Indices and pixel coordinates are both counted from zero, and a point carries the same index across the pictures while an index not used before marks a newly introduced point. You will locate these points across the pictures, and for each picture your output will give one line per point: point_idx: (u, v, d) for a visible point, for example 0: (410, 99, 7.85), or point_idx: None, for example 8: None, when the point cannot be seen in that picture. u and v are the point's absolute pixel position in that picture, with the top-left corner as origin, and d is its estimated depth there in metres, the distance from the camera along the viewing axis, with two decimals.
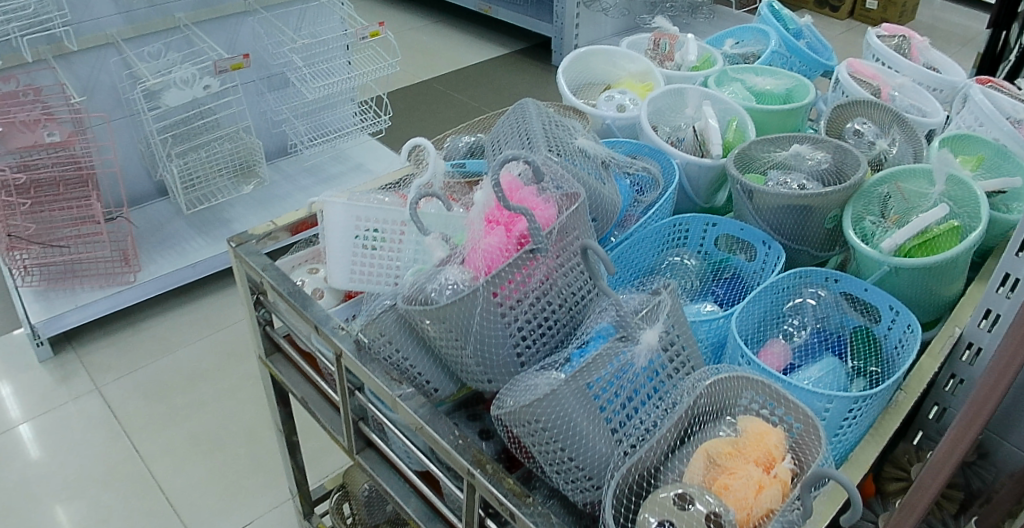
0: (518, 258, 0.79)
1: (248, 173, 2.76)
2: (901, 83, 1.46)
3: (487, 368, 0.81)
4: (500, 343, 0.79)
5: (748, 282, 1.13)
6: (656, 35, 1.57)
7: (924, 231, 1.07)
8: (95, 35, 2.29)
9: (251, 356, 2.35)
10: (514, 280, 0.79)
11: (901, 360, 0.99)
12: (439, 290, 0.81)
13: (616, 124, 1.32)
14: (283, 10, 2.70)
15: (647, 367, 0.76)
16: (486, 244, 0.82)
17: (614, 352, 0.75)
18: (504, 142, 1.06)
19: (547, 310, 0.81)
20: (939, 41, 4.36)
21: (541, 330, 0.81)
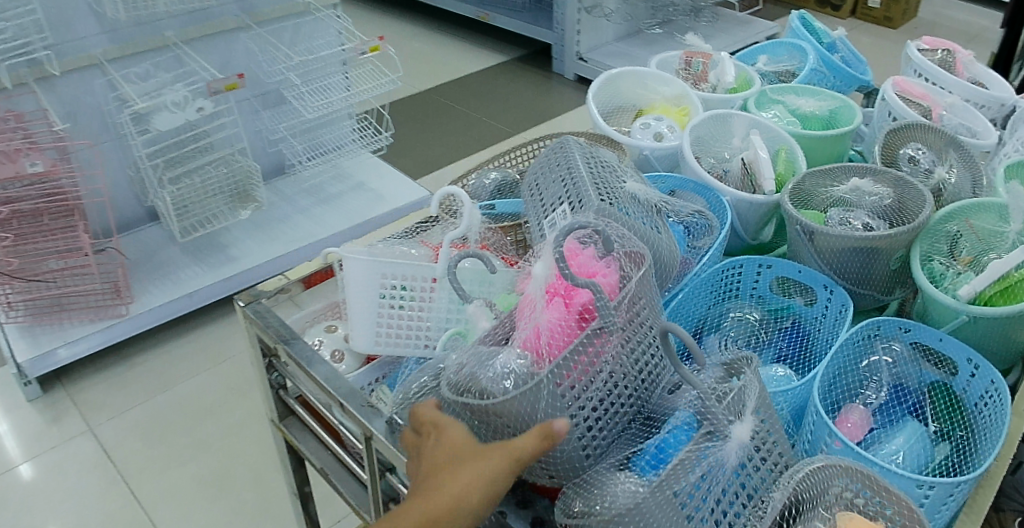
0: (585, 338, 0.71)
1: (246, 198, 2.60)
2: (951, 102, 1.36)
3: (549, 462, 0.72)
4: (567, 437, 0.70)
5: (807, 330, 1.03)
6: (688, 54, 1.48)
7: (1005, 277, 0.95)
8: (80, 57, 2.16)
9: (254, 389, 2.16)
10: (581, 363, 0.70)
11: (991, 420, 0.87)
12: (493, 377, 0.72)
13: (655, 155, 1.23)
14: (278, 26, 2.54)
15: (737, 467, 0.66)
16: (547, 320, 0.74)
17: (699, 450, 0.65)
18: (547, 190, 0.96)
19: (618, 394, 0.73)
20: (948, 38, 4.22)
21: (614, 416, 0.73)
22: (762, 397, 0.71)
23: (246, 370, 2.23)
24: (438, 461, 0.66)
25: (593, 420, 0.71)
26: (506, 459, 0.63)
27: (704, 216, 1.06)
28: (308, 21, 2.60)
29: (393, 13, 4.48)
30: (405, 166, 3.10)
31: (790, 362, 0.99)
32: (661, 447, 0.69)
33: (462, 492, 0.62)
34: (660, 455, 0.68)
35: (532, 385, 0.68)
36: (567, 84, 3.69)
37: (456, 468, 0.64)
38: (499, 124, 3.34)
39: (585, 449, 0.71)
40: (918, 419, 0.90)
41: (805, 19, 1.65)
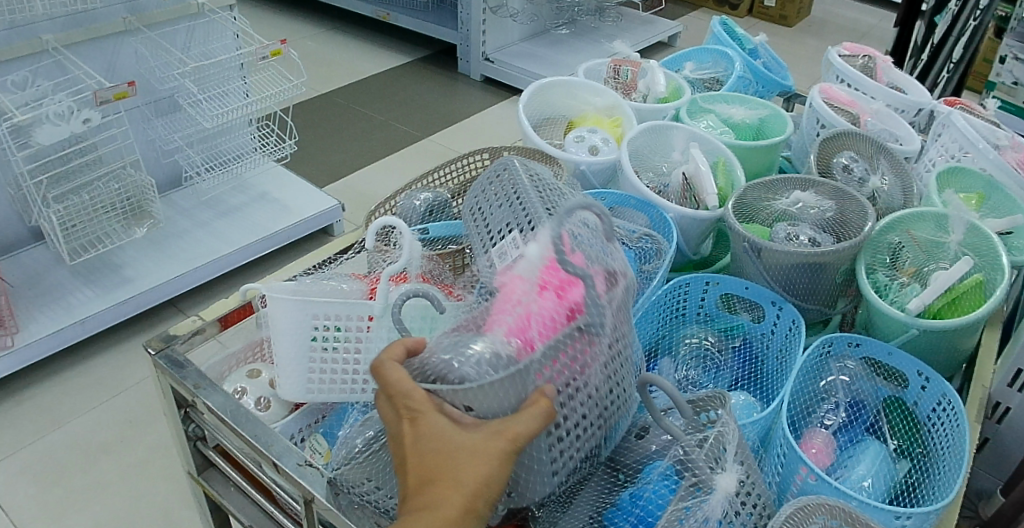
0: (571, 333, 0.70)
1: (140, 215, 2.36)
2: (877, 109, 1.39)
3: (519, 481, 0.70)
4: (541, 468, 0.70)
5: (757, 348, 1.00)
6: (616, 62, 1.45)
7: (951, 289, 0.98)
8: None
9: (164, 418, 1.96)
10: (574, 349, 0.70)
11: (947, 432, 0.86)
12: (465, 367, 0.68)
13: (591, 169, 1.18)
14: (170, 28, 2.34)
15: (725, 520, 0.66)
16: (539, 311, 0.70)
17: (683, 503, 0.67)
18: (477, 203, 0.88)
19: (597, 393, 0.72)
20: (837, 35, 4.39)
21: (592, 435, 0.73)
22: (740, 441, 0.72)
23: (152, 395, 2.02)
24: (431, 467, 0.63)
25: (571, 427, 0.71)
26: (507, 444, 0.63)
27: (653, 240, 1.03)
28: (203, 23, 2.41)
29: (291, 14, 4.26)
30: (311, 174, 2.92)
31: (745, 385, 0.97)
32: (646, 501, 0.72)
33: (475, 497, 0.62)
34: (646, 513, 0.72)
35: (518, 372, 0.67)
36: (475, 84, 3.59)
37: (455, 469, 0.62)
38: (409, 127, 3.22)
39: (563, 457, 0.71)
40: (877, 438, 0.89)
41: (727, 25, 1.65)
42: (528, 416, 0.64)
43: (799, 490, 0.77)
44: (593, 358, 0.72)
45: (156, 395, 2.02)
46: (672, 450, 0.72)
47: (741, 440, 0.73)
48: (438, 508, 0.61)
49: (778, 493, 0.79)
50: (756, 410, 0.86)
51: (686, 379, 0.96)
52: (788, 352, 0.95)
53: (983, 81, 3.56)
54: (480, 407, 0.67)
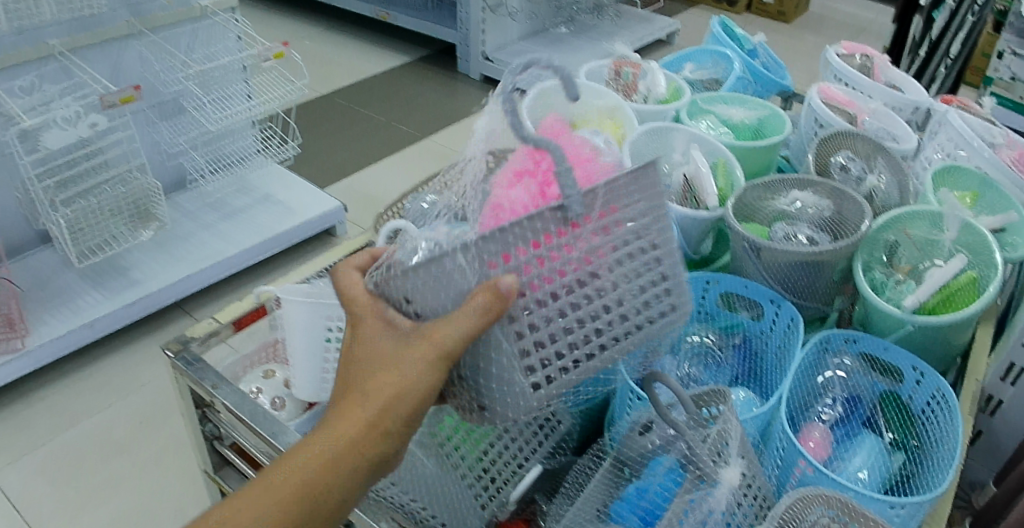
0: (541, 223, 0.67)
1: (147, 217, 2.39)
2: (875, 108, 1.41)
3: (494, 387, 0.69)
4: (510, 366, 0.68)
5: (756, 345, 1.03)
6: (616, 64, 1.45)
7: (946, 286, 1.01)
8: None
9: (174, 417, 1.99)
10: (551, 243, 0.67)
11: (941, 425, 0.89)
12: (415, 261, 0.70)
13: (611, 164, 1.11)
14: (174, 31, 2.35)
15: (728, 513, 0.69)
16: (509, 195, 0.77)
17: (688, 496, 0.70)
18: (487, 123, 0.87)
19: (581, 293, 0.69)
20: (835, 30, 4.40)
21: (575, 335, 0.69)
22: (742, 435, 0.74)
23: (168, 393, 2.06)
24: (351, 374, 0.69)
25: (546, 329, 0.68)
26: (428, 353, 0.65)
27: None
28: (206, 26, 2.42)
29: (292, 14, 4.28)
30: (314, 175, 2.94)
31: (745, 382, 1.00)
32: (652, 497, 0.74)
33: (381, 412, 0.67)
34: (653, 506, 0.74)
35: (459, 257, 0.66)
36: (474, 84, 3.61)
37: (377, 375, 0.67)
38: (410, 127, 3.24)
39: (540, 360, 0.69)
40: (873, 431, 0.92)
41: (726, 25, 1.67)
42: (454, 321, 0.64)
43: (799, 482, 0.80)
44: (578, 257, 0.68)
45: (174, 394, 2.05)
46: (676, 445, 0.74)
47: (743, 435, 0.75)
48: (351, 413, 0.68)
49: (779, 486, 0.82)
50: (756, 405, 0.89)
51: (688, 376, 0.98)
52: (787, 348, 0.98)
53: (980, 76, 3.59)
54: (424, 307, 0.68)
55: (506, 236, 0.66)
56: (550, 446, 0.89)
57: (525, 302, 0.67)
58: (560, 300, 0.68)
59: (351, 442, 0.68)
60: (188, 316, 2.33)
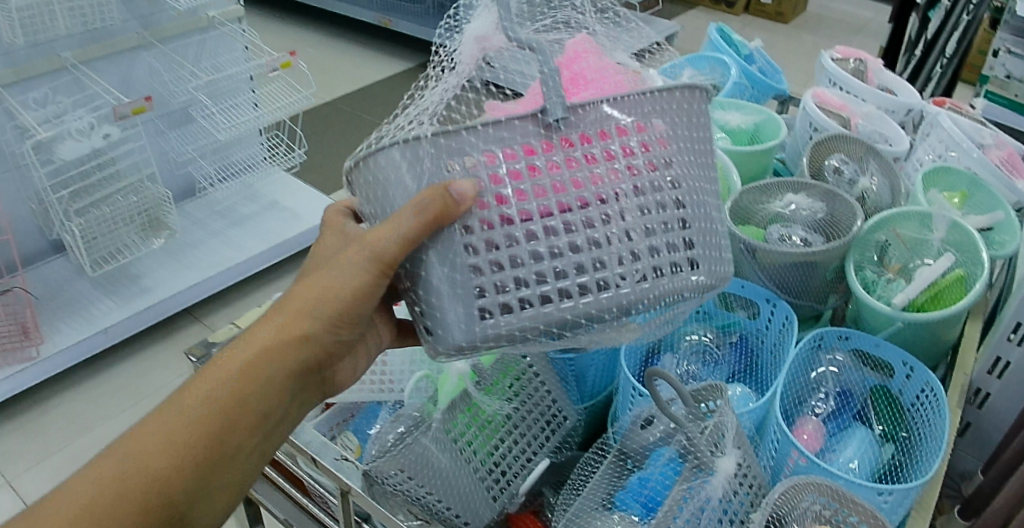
0: (527, 130, 0.62)
1: (158, 226, 2.43)
2: (868, 111, 1.45)
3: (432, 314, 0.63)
4: (458, 284, 0.62)
5: (752, 343, 1.08)
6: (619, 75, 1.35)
7: (933, 284, 1.06)
8: None
9: None
10: (537, 155, 0.62)
11: (928, 417, 0.94)
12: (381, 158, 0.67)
13: None
14: (182, 42, 2.38)
15: (724, 500, 0.74)
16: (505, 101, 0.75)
17: (687, 485, 0.75)
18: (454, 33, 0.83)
19: (560, 218, 0.62)
20: (833, 30, 4.44)
21: (544, 266, 0.61)
22: (738, 427, 0.79)
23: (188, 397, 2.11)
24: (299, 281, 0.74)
25: (511, 251, 0.62)
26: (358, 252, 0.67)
27: None
28: (213, 37, 2.46)
29: (295, 23, 4.32)
30: (320, 181, 2.99)
31: (741, 378, 1.04)
32: (652, 487, 0.79)
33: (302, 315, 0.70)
34: (653, 494, 0.78)
35: (416, 152, 0.62)
36: None
37: (305, 281, 0.71)
38: None
39: (494, 284, 0.61)
40: (865, 424, 0.96)
41: (723, 31, 1.71)
42: (392, 224, 0.63)
43: (792, 471, 0.84)
44: (566, 178, 0.62)
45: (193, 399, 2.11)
46: (676, 438, 0.79)
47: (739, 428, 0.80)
48: (279, 317, 0.71)
49: (773, 476, 0.87)
50: (752, 400, 0.93)
51: (687, 373, 1.02)
52: (783, 346, 1.03)
53: (976, 74, 3.63)
54: (378, 212, 0.67)
55: (481, 133, 0.61)
56: (556, 442, 0.95)
57: (493, 216, 0.62)
58: (534, 222, 0.62)
59: (276, 346, 0.70)
60: (199, 323, 2.37)
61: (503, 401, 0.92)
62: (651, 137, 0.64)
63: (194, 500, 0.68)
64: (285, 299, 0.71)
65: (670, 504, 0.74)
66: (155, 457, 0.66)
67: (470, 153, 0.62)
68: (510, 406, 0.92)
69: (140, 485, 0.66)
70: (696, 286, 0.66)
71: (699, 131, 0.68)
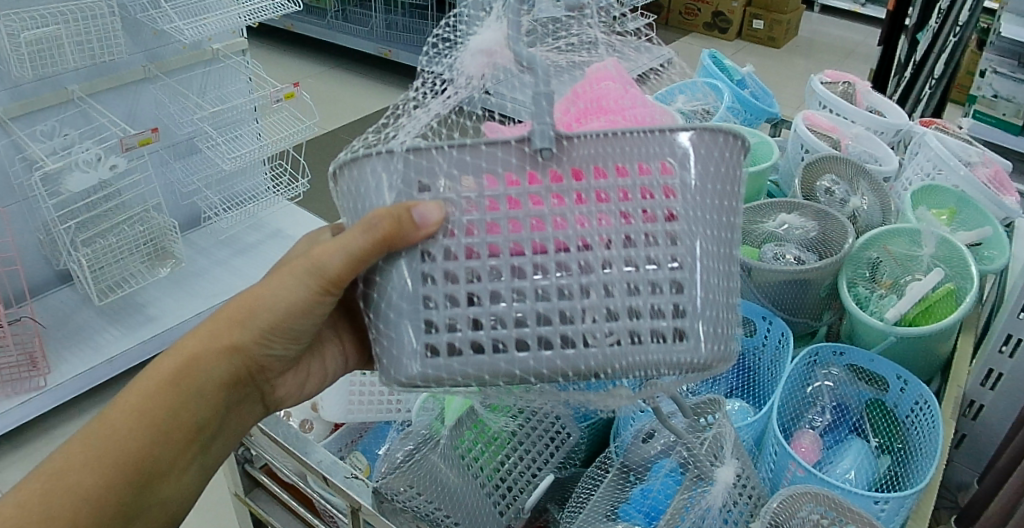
0: (507, 159, 0.60)
1: (163, 256, 2.45)
2: (857, 133, 1.49)
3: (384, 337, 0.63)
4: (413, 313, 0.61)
5: (750, 360, 1.10)
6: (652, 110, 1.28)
7: (924, 298, 1.09)
8: None
9: None
10: (518, 187, 0.61)
11: (922, 430, 0.96)
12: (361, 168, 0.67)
13: None
14: (185, 75, 2.42)
15: (725, 508, 0.77)
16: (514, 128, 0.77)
17: (689, 494, 0.77)
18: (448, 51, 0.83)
19: (530, 260, 0.60)
20: (824, 54, 4.51)
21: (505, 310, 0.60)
22: (736, 439, 0.82)
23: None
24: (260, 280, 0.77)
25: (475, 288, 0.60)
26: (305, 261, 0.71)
27: None
28: (218, 68, 2.50)
29: (296, 55, 4.39)
30: (322, 210, 3.02)
31: (740, 394, 1.07)
32: (654, 497, 0.82)
33: (250, 316, 0.74)
34: (655, 504, 0.81)
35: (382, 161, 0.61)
36: None
37: (249, 295, 0.75)
38: None
39: (446, 321, 0.61)
40: (860, 436, 0.99)
41: (715, 57, 1.76)
42: (344, 241, 0.63)
43: (790, 482, 0.87)
44: (546, 216, 0.61)
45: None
46: (677, 450, 0.82)
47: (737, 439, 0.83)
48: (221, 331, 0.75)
49: (771, 487, 0.90)
50: (750, 414, 0.96)
51: (687, 389, 1.05)
52: (779, 363, 1.05)
53: (965, 94, 3.70)
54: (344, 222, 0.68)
55: (450, 154, 0.60)
56: (561, 457, 0.97)
57: (461, 248, 0.61)
58: (501, 260, 0.60)
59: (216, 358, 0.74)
60: None
61: (507, 418, 0.96)
62: (657, 183, 0.61)
63: (136, 507, 0.74)
64: (230, 310, 0.75)
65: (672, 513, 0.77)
66: (92, 458, 0.71)
67: (452, 175, 0.61)
68: (516, 423, 0.96)
69: (86, 491, 0.70)
70: (677, 362, 0.61)
71: (721, 185, 0.63)
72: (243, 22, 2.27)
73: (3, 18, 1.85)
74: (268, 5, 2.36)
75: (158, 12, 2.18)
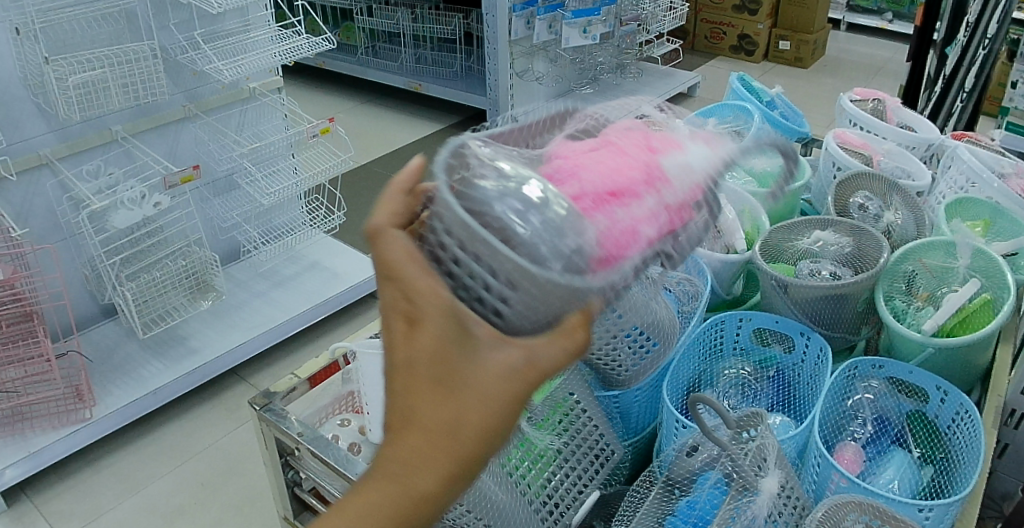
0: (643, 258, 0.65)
1: (205, 288, 2.49)
2: (888, 149, 1.50)
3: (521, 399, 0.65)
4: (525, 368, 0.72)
5: (789, 376, 1.11)
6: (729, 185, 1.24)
7: (961, 309, 1.10)
8: (30, 157, 2.07)
9: (250, 473, 2.10)
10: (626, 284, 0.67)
11: (964, 438, 0.97)
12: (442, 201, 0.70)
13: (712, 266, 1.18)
14: (225, 113, 2.50)
15: (771, 517, 0.79)
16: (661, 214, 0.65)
17: (734, 504, 0.79)
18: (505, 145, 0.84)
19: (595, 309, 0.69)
20: (852, 73, 4.51)
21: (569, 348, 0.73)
22: (779, 450, 0.84)
23: (249, 445, 2.19)
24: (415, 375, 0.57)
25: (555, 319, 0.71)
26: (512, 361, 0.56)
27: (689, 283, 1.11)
28: (255, 106, 2.57)
29: (330, 92, 4.49)
30: (358, 241, 3.06)
31: (781, 409, 1.08)
32: (701, 507, 0.83)
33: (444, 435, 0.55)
34: (703, 514, 0.82)
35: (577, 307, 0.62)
36: None
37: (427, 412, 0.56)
38: None
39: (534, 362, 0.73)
40: (903, 448, 0.99)
41: (744, 80, 1.78)
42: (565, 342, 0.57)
43: (834, 493, 0.88)
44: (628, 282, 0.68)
45: (254, 447, 2.18)
46: (721, 461, 0.84)
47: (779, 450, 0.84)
48: (413, 480, 0.56)
49: (816, 496, 0.90)
50: (792, 428, 0.97)
51: (728, 406, 1.07)
52: (819, 376, 1.06)
53: (997, 106, 3.67)
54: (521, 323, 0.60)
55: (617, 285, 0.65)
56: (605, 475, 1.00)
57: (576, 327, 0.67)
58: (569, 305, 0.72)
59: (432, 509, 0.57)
60: (245, 381, 2.42)
61: (553, 436, 0.97)
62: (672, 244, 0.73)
63: None
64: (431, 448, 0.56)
65: (720, 522, 0.78)
66: None
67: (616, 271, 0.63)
68: (561, 441, 0.97)
69: None
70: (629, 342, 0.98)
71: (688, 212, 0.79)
72: (279, 61, 2.32)
73: (53, 63, 1.94)
74: (304, 43, 2.37)
75: (197, 53, 2.27)
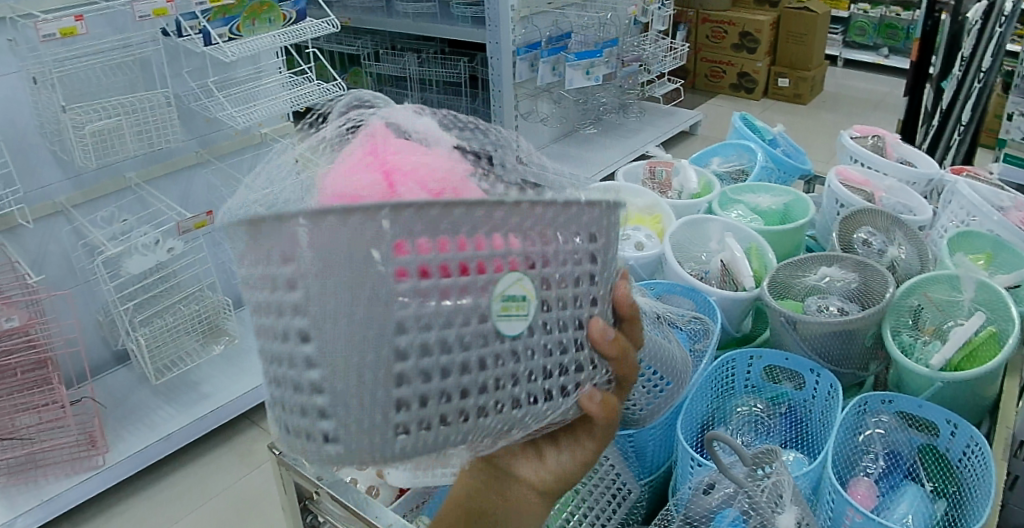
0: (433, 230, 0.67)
1: (217, 332, 2.47)
2: (889, 185, 1.53)
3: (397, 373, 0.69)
4: None
5: (800, 412, 1.12)
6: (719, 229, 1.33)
7: (968, 342, 1.12)
8: (45, 204, 2.11)
9: (265, 515, 2.11)
10: None
11: (975, 471, 0.98)
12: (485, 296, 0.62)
13: (722, 301, 1.20)
14: (237, 158, 2.55)
15: None
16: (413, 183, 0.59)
17: None
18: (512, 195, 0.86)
19: None
20: (853, 108, 4.58)
21: None
22: (794, 488, 0.86)
23: (263, 489, 2.19)
24: None
25: None
26: None
27: (701, 322, 1.15)
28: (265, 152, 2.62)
29: None
30: None
31: (793, 446, 1.09)
32: None
33: None
34: None
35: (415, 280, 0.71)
36: None
37: None
38: None
39: None
40: (915, 481, 1.00)
41: (746, 119, 1.82)
42: None
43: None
44: None
45: (268, 489, 2.19)
46: (738, 498, 0.86)
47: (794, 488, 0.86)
48: None
49: None
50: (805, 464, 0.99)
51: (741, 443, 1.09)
52: (830, 412, 1.08)
53: (995, 138, 3.73)
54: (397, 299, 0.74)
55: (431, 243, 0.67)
56: (622, 515, 1.01)
57: None
58: None
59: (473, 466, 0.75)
60: (257, 425, 2.43)
61: None
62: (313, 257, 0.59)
63: None
64: None
65: None
66: None
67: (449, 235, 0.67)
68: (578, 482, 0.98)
69: None
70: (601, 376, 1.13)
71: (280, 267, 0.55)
72: (290, 107, 2.38)
73: (69, 111, 1.98)
74: (315, 89, 2.43)
75: (209, 100, 2.32)
